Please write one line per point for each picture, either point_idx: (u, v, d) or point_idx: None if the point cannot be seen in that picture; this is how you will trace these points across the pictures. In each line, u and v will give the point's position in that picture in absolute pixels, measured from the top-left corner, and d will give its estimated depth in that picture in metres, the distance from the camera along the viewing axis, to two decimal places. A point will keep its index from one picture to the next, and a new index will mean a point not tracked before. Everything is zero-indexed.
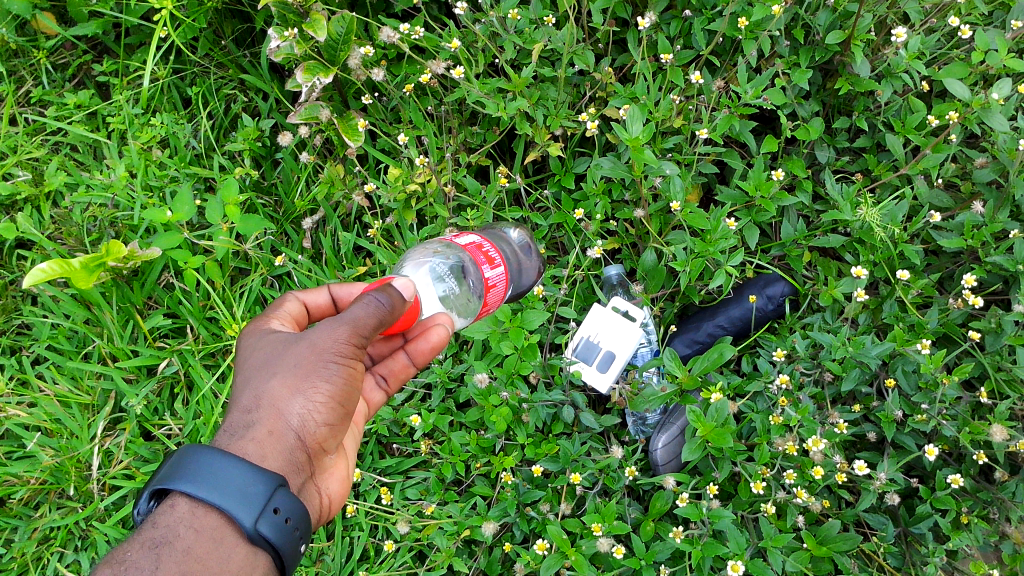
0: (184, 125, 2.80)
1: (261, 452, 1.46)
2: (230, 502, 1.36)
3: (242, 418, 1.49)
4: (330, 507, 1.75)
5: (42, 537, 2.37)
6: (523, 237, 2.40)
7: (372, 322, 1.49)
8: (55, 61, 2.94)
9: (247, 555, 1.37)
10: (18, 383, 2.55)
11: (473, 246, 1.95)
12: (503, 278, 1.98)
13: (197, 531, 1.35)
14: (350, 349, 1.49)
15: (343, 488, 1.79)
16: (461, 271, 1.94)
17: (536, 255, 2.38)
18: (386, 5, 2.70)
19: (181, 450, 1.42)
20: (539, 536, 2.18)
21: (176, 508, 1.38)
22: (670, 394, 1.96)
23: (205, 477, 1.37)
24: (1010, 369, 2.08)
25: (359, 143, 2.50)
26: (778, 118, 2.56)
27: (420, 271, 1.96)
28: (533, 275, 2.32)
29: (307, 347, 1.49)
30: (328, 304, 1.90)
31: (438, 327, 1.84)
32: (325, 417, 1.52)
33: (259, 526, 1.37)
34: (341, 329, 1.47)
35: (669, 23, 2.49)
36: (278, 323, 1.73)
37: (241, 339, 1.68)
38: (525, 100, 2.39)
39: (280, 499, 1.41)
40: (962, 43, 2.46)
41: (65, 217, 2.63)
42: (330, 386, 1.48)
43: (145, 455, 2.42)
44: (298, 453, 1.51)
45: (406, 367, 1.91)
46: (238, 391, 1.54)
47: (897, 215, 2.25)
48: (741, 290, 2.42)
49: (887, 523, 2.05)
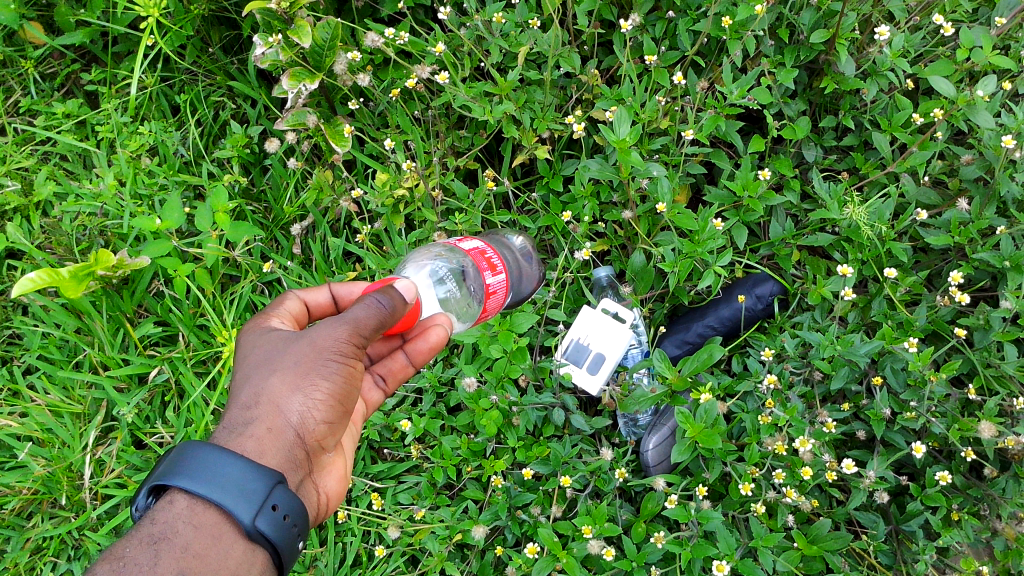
0: (173, 132, 2.81)
1: (260, 448, 1.47)
2: (229, 498, 1.36)
3: (242, 414, 1.50)
4: (328, 505, 1.75)
5: (36, 546, 2.37)
6: (526, 244, 2.45)
7: (373, 323, 1.50)
8: (43, 71, 2.94)
9: (245, 552, 1.38)
10: (10, 394, 2.56)
11: (476, 251, 1.98)
12: (503, 285, 2.00)
13: (196, 527, 1.35)
14: (350, 349, 1.49)
15: (341, 486, 1.79)
16: (461, 274, 1.98)
17: (537, 261, 2.43)
18: (372, 11, 2.71)
19: (180, 446, 1.43)
20: (531, 539, 2.18)
21: (175, 504, 1.38)
22: (659, 395, 1.96)
23: (204, 473, 1.38)
24: (999, 366, 2.08)
25: (346, 149, 2.51)
26: (764, 118, 2.57)
27: (422, 273, 2.02)
28: (533, 283, 2.37)
29: (307, 345, 1.49)
30: (328, 303, 1.91)
31: (438, 327, 1.85)
32: (324, 415, 1.52)
33: (258, 522, 1.37)
34: (341, 328, 1.48)
35: (654, 24, 2.50)
36: (278, 320, 1.73)
37: (241, 336, 1.68)
38: (511, 104, 2.40)
39: (278, 496, 1.41)
40: (947, 40, 2.46)
41: (54, 227, 2.64)
42: (330, 384, 1.48)
43: (138, 463, 2.44)
44: (297, 450, 1.51)
45: (404, 367, 1.91)
46: (238, 387, 1.54)
47: (884, 213, 2.26)
48: (729, 290, 2.42)
49: (878, 521, 2.07)
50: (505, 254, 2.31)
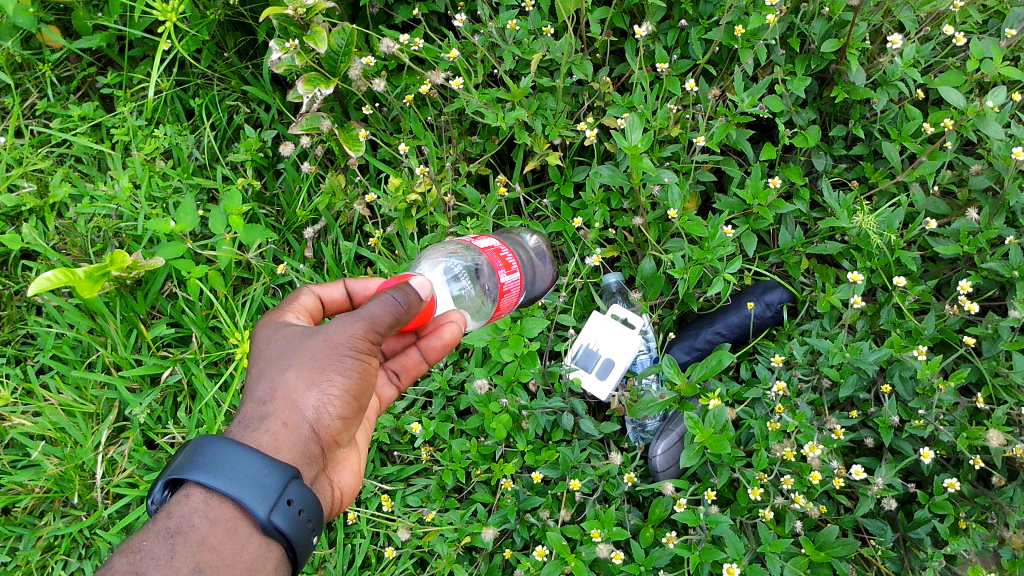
0: (187, 136, 2.84)
1: (275, 443, 1.48)
2: (245, 493, 1.38)
3: (258, 409, 1.52)
4: (342, 500, 1.77)
5: (48, 545, 2.39)
6: (540, 244, 2.47)
7: (388, 320, 1.52)
8: (60, 74, 2.98)
9: (260, 547, 1.39)
10: (24, 393, 2.58)
11: (492, 250, 2.01)
12: (517, 284, 2.02)
13: (211, 521, 1.37)
14: (365, 345, 1.51)
15: (354, 482, 1.81)
16: (476, 272, 2.02)
17: (551, 262, 2.46)
18: (387, 17, 2.75)
19: (197, 441, 1.44)
20: (540, 542, 2.20)
21: (191, 498, 1.40)
22: (669, 400, 1.94)
23: (220, 467, 1.39)
24: (1007, 375, 2.08)
25: (360, 153, 2.55)
26: (775, 126, 2.59)
27: (436, 270, 2.04)
28: (546, 283, 2.41)
29: (323, 341, 1.51)
30: (343, 299, 1.92)
31: (451, 324, 1.85)
32: (339, 411, 1.54)
33: (273, 517, 1.38)
34: (357, 324, 1.49)
35: (666, 33, 2.52)
36: (293, 316, 1.75)
37: (257, 331, 1.69)
38: (524, 110, 2.43)
39: (294, 491, 1.43)
40: (957, 51, 2.50)
41: (70, 228, 2.67)
42: (345, 380, 1.50)
43: (150, 463, 2.46)
44: (312, 445, 1.53)
45: (418, 364, 1.93)
46: (254, 381, 1.56)
47: (893, 222, 2.23)
48: (739, 298, 2.44)
49: (886, 528, 2.07)
50: (519, 253, 2.35)
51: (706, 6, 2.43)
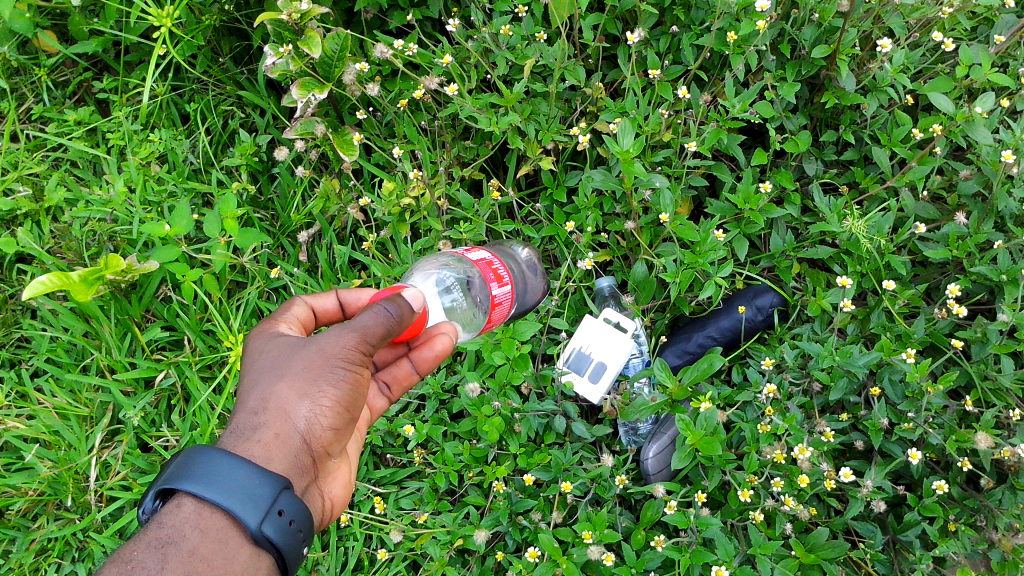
0: (183, 140, 2.86)
1: (267, 454, 1.49)
2: (237, 504, 1.38)
3: (250, 419, 1.52)
4: (333, 510, 1.78)
5: (41, 547, 2.39)
6: (532, 257, 2.49)
7: (380, 331, 1.53)
8: (56, 79, 3.00)
9: (251, 556, 1.40)
10: (17, 396, 2.59)
11: (483, 263, 2.04)
12: (508, 296, 2.06)
13: (203, 531, 1.38)
14: (358, 356, 1.52)
15: (345, 492, 1.82)
16: (467, 284, 2.03)
17: (542, 274, 2.49)
18: (381, 23, 2.78)
19: (189, 450, 1.45)
20: (531, 545, 2.20)
21: (183, 508, 1.40)
22: (660, 403, 1.93)
23: (211, 478, 1.40)
24: (995, 379, 2.10)
25: (354, 157, 2.56)
26: (766, 132, 2.62)
27: (428, 282, 2.03)
28: (537, 294, 2.42)
29: (315, 352, 1.52)
30: (335, 309, 1.92)
31: (443, 336, 1.85)
32: (331, 421, 1.55)
33: (264, 527, 1.39)
34: (349, 336, 1.50)
35: (658, 39, 2.56)
36: (286, 326, 1.75)
37: (249, 340, 1.70)
38: (517, 115, 2.45)
39: (285, 501, 1.44)
40: (947, 57, 2.53)
41: (65, 232, 2.68)
42: (337, 391, 1.51)
43: (142, 466, 2.45)
44: (303, 455, 1.54)
45: (409, 374, 1.94)
46: (247, 391, 1.57)
47: (883, 226, 2.27)
48: (730, 302, 2.46)
49: (876, 531, 2.08)
50: (511, 265, 2.36)
51: (697, 12, 2.45)
